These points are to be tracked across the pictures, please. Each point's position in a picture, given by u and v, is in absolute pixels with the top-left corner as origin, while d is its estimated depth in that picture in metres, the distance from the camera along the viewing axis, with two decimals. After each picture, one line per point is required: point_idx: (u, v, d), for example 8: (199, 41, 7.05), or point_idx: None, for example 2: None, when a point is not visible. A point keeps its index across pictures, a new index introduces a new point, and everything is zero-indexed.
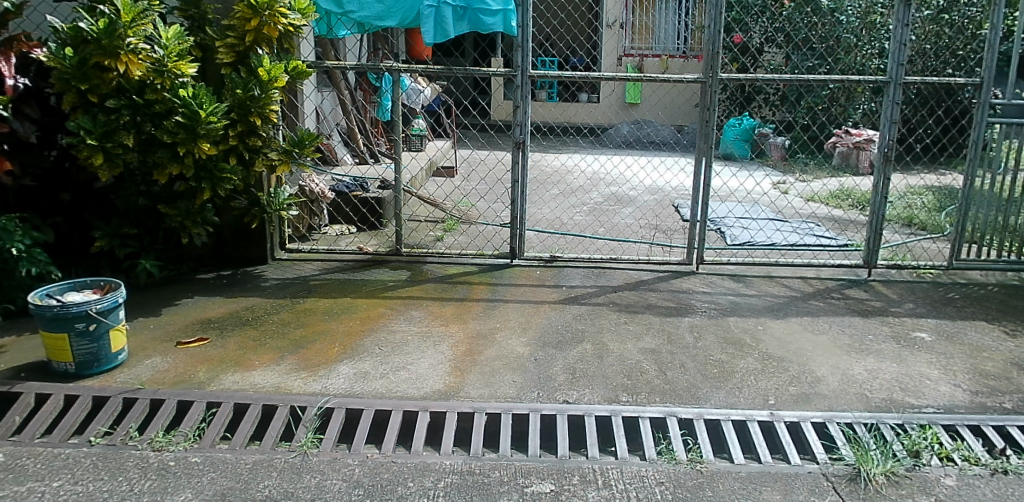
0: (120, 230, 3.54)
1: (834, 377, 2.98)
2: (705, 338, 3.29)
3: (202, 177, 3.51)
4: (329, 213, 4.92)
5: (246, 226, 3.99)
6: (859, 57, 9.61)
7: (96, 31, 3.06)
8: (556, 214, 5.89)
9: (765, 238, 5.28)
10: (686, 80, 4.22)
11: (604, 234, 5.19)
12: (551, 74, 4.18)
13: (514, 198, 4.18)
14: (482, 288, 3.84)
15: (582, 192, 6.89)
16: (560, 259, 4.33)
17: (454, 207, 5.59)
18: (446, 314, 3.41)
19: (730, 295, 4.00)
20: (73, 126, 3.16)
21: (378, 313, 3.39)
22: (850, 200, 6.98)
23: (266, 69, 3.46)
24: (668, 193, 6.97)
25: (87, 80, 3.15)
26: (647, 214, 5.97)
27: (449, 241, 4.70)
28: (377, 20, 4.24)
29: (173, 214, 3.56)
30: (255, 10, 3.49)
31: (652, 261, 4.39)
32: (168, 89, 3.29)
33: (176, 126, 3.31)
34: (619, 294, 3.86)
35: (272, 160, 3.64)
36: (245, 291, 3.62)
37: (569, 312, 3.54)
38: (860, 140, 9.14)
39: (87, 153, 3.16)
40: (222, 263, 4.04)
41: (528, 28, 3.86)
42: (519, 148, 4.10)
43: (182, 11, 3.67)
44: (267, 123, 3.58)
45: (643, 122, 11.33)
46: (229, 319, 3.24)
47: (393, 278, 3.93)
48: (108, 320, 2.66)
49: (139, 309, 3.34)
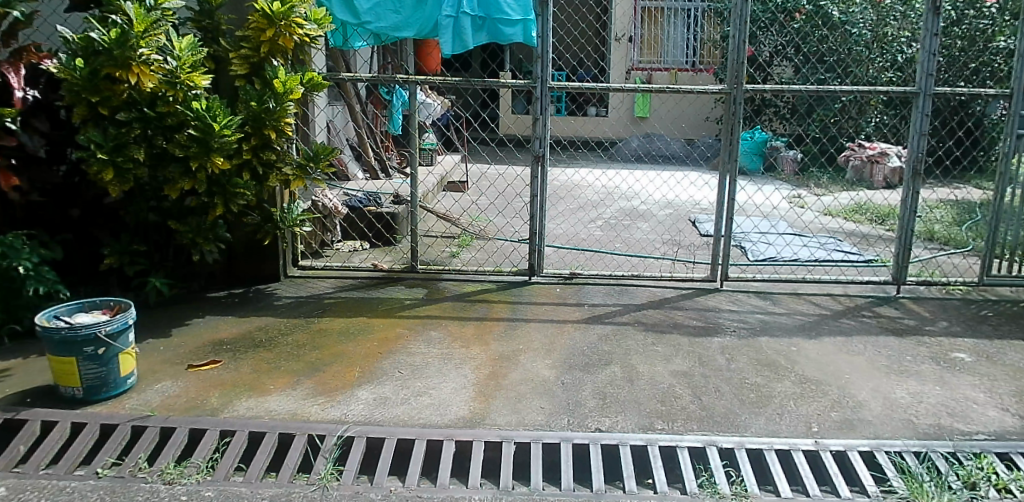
0: (130, 247, 3.44)
1: (877, 402, 2.84)
2: (738, 360, 3.15)
3: (215, 192, 3.41)
4: (343, 229, 4.78)
5: (259, 242, 3.86)
6: (871, 70, 9.51)
7: (108, 42, 2.97)
8: (573, 230, 5.77)
9: (788, 254, 5.15)
10: (709, 91, 4.08)
11: (623, 250, 5.06)
12: (573, 87, 4.03)
13: (533, 213, 4.05)
14: (502, 307, 3.70)
15: (597, 207, 6.78)
16: (581, 275, 4.20)
17: (470, 223, 5.48)
18: (467, 335, 3.28)
19: (758, 314, 3.86)
20: (83, 140, 3.06)
21: (396, 334, 3.25)
22: (868, 214, 6.85)
23: (282, 81, 3.36)
24: (683, 207, 6.86)
25: (97, 92, 3.06)
26: (665, 229, 5.85)
27: (466, 257, 4.59)
28: (394, 32, 4.13)
29: (184, 230, 3.46)
30: (271, 19, 3.38)
31: (675, 278, 4.26)
32: (180, 102, 3.19)
33: (189, 140, 3.22)
34: (643, 313, 3.72)
35: (287, 175, 3.54)
36: (258, 311, 3.50)
37: (594, 332, 3.40)
38: (874, 154, 9.05)
39: (97, 168, 3.07)
40: (233, 280, 3.90)
41: (549, 39, 3.81)
42: (538, 161, 3.98)
43: (196, 21, 3.57)
44: (281, 137, 3.49)
45: (653, 136, 11.26)
46: (241, 340, 3.11)
47: (409, 296, 3.80)
48: (118, 343, 2.54)
49: (148, 329, 3.22)
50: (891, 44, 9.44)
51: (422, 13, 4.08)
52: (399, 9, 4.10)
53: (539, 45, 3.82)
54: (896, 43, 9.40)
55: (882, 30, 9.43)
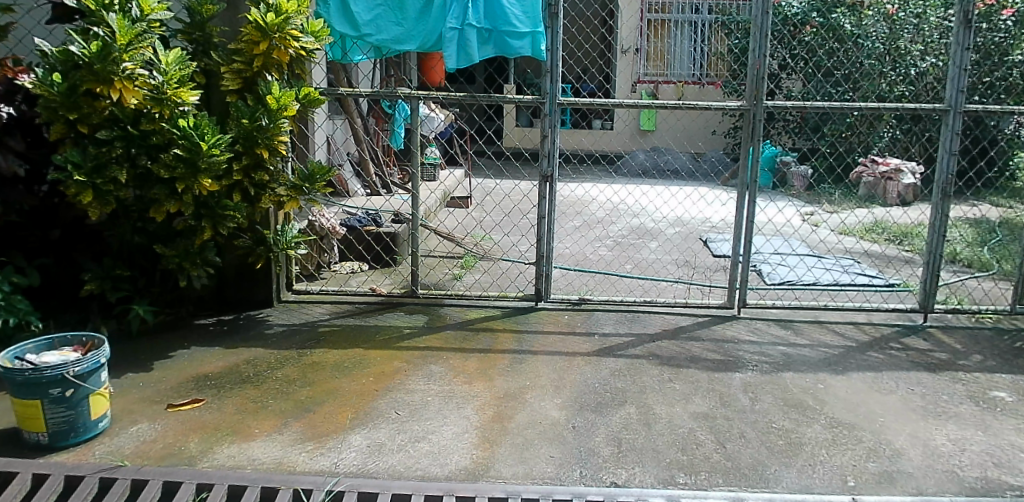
0: (112, 272, 3.23)
1: (916, 451, 2.61)
2: (762, 400, 2.92)
3: (202, 214, 3.20)
4: (340, 250, 4.58)
5: (251, 266, 3.65)
6: (883, 84, 9.27)
7: (89, 55, 2.77)
8: (580, 250, 5.55)
9: (806, 278, 4.93)
10: (726, 108, 3.85)
11: (633, 273, 4.84)
12: (583, 102, 3.82)
13: (540, 235, 3.84)
14: (507, 337, 3.47)
15: (604, 225, 6.56)
16: (590, 301, 3.97)
17: (474, 243, 5.27)
18: (470, 369, 3.05)
19: (780, 345, 3.62)
20: (60, 160, 2.85)
21: (393, 368, 3.03)
22: (885, 234, 6.62)
23: (276, 96, 3.16)
24: (693, 226, 6.63)
25: (76, 109, 2.87)
26: (675, 249, 5.63)
27: (469, 280, 4.38)
28: (396, 45, 3.94)
29: (170, 254, 3.25)
30: (265, 31, 3.19)
31: (690, 305, 4.03)
32: (167, 119, 3.00)
33: (174, 160, 3.01)
34: (658, 344, 3.49)
35: (280, 196, 3.35)
36: (248, 341, 3.28)
37: (606, 367, 3.17)
38: (887, 170, 8.83)
39: (75, 189, 2.86)
40: (223, 306, 3.68)
41: (557, 52, 3.55)
42: (546, 181, 3.77)
43: (185, 34, 3.36)
44: (274, 156, 3.29)
45: (660, 150, 11.06)
46: (226, 375, 2.89)
47: (409, 324, 3.58)
48: (88, 384, 2.34)
49: (129, 361, 3.01)
50: (904, 57, 9.20)
51: (425, 25, 3.89)
52: (401, 22, 3.92)
53: (547, 58, 3.58)
54: (909, 56, 9.17)
55: (896, 43, 9.24)
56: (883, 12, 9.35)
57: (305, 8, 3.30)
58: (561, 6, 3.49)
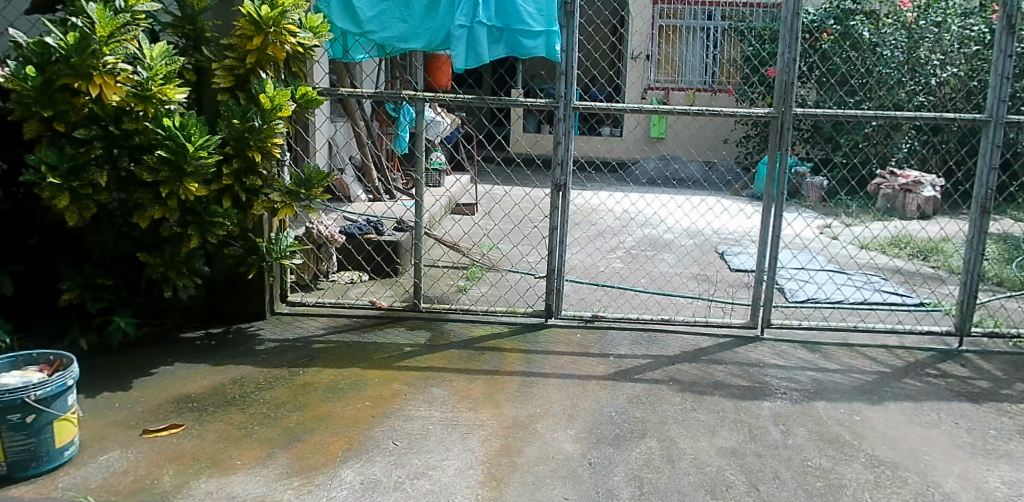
0: (93, 281, 3.00)
1: (968, 495, 2.35)
2: (796, 435, 2.67)
3: (189, 221, 2.97)
4: (339, 260, 4.37)
5: (242, 277, 3.42)
6: (902, 93, 9.00)
7: (65, 47, 2.56)
8: (591, 262, 5.31)
9: (829, 295, 4.68)
10: (752, 115, 3.58)
11: (647, 288, 4.61)
12: (599, 107, 3.59)
13: (552, 248, 3.59)
14: (516, 357, 3.22)
15: (615, 235, 6.32)
16: (604, 319, 3.72)
17: (479, 253, 5.04)
18: (475, 394, 2.80)
19: (810, 371, 3.37)
20: (34, 160, 2.63)
21: (392, 391, 2.78)
22: (909, 249, 6.37)
23: (270, 95, 2.95)
24: (708, 238, 6.40)
25: (52, 106, 2.66)
26: (691, 262, 5.39)
27: (474, 294, 4.15)
28: (400, 43, 3.67)
29: (154, 263, 3.02)
30: (259, 25, 2.97)
31: (710, 323, 3.77)
32: (151, 118, 2.79)
33: (158, 162, 2.79)
34: (678, 367, 3.24)
35: (274, 202, 3.12)
36: (237, 357, 3.04)
37: (623, 393, 2.91)
38: (907, 183, 8.55)
39: (49, 193, 2.63)
40: (212, 318, 3.45)
41: (572, 54, 3.30)
42: (559, 190, 3.52)
43: (175, 28, 3.15)
44: (267, 159, 3.08)
45: (670, 158, 10.82)
46: (210, 397, 2.65)
47: (410, 342, 3.33)
48: (52, 409, 2.08)
49: (106, 378, 2.77)
50: (924, 66, 8.94)
51: (431, 24, 3.63)
52: (406, 18, 3.65)
53: (561, 59, 3.35)
54: (929, 65, 8.90)
55: (916, 53, 8.96)
56: (902, 21, 9.11)
57: (303, 2, 3.09)
58: (577, 4, 3.27)
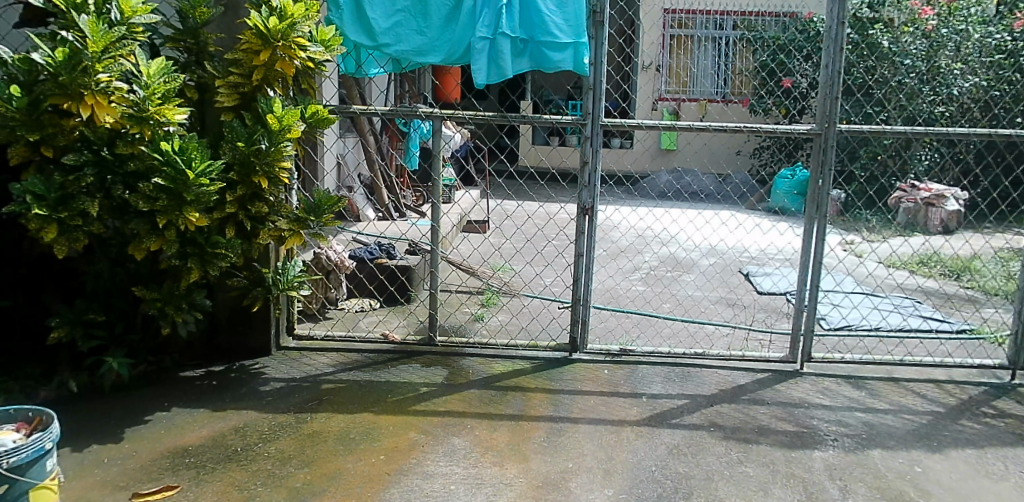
0: (84, 316, 2.77)
1: None
2: (856, 493, 2.41)
3: (189, 252, 2.74)
4: (347, 287, 4.14)
5: (248, 310, 3.19)
6: (921, 103, 8.67)
7: (53, 64, 2.33)
8: (611, 284, 5.06)
9: (864, 322, 4.43)
10: (794, 132, 3.31)
11: (673, 314, 4.37)
12: (630, 125, 3.36)
13: (577, 277, 3.35)
14: (541, 399, 2.96)
15: (634, 254, 6.08)
16: (632, 353, 3.47)
17: (494, 275, 4.81)
18: (499, 444, 2.55)
19: (858, 411, 3.10)
20: (19, 189, 2.40)
21: (408, 441, 2.53)
22: (939, 267, 6.08)
23: (277, 116, 2.71)
24: (730, 256, 6.15)
25: (40, 129, 2.44)
26: (716, 284, 5.15)
27: (491, 324, 3.92)
28: (417, 57, 3.41)
29: (151, 298, 2.79)
30: (267, 39, 2.75)
31: (746, 357, 3.52)
32: (148, 141, 2.56)
33: (156, 190, 2.56)
34: (717, 410, 2.98)
35: (281, 230, 2.89)
36: (239, 401, 2.80)
37: (661, 441, 2.66)
38: (929, 196, 8.25)
39: (35, 224, 2.40)
40: (215, 355, 3.21)
41: (602, 67, 3.22)
42: (585, 213, 3.29)
43: (175, 42, 2.92)
44: (275, 185, 2.85)
45: (682, 171, 10.57)
46: (208, 450, 2.40)
47: (426, 381, 3.08)
48: (27, 477, 1.83)
49: (95, 427, 2.53)
50: (944, 76, 8.66)
51: (451, 35, 3.37)
52: (423, 30, 3.39)
53: (591, 73, 3.24)
54: (949, 75, 8.64)
55: (936, 61, 8.66)
56: (922, 29, 8.73)
57: (313, 13, 2.86)
58: (608, 14, 3.24)
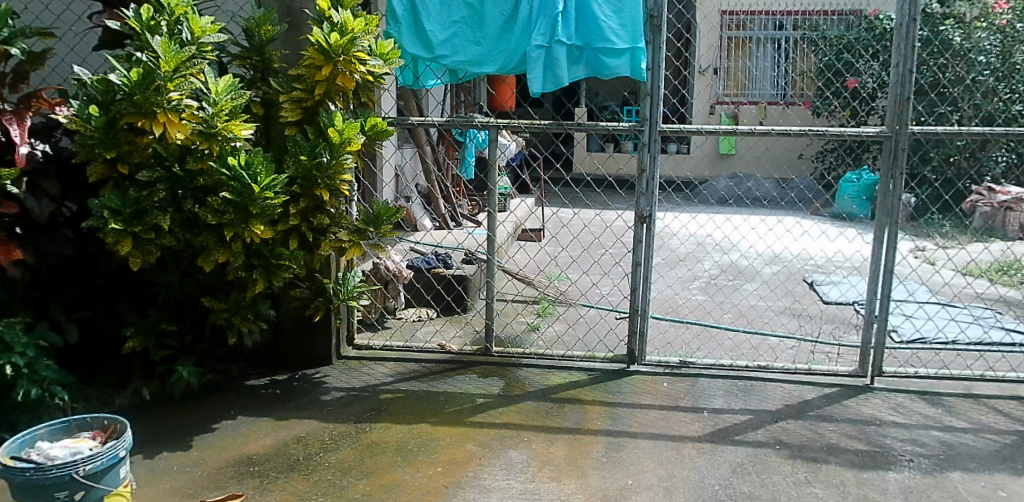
0: (157, 326, 2.88)
1: None
2: None
3: (254, 264, 2.81)
4: (405, 296, 4.20)
5: (310, 319, 3.26)
6: (997, 102, 8.22)
7: (129, 84, 2.43)
8: (669, 293, 4.96)
9: (939, 334, 4.21)
10: (863, 135, 3.17)
11: (734, 325, 4.26)
12: (691, 131, 3.29)
13: (635, 288, 3.30)
14: (599, 412, 2.92)
15: (692, 262, 5.97)
16: (692, 365, 3.39)
17: (550, 284, 4.79)
18: (556, 459, 2.52)
19: (934, 430, 2.94)
20: (97, 205, 2.51)
21: (465, 454, 2.53)
22: (1021, 275, 5.74)
23: (338, 129, 2.77)
24: (793, 264, 5.96)
25: (116, 147, 2.56)
26: (779, 294, 5.00)
27: (548, 334, 3.90)
28: (473, 67, 3.43)
29: (219, 309, 2.88)
30: (328, 54, 2.80)
31: (812, 371, 3.39)
32: (216, 156, 2.65)
33: (223, 204, 2.64)
34: (782, 426, 2.88)
35: (341, 242, 2.94)
36: (301, 409, 2.86)
37: (724, 459, 2.58)
38: (1008, 199, 7.81)
39: (112, 238, 2.51)
40: (279, 363, 3.30)
41: (659, 72, 3.14)
42: (644, 222, 3.24)
43: (242, 59, 3.02)
44: (336, 197, 2.90)
45: (742, 176, 10.33)
46: (273, 459, 2.45)
47: (483, 392, 3.08)
48: (101, 484, 1.91)
49: (166, 434, 2.62)
50: (1021, 73, 8.23)
51: (507, 44, 3.37)
52: (480, 41, 3.40)
53: (647, 78, 3.17)
54: None
55: (1012, 58, 8.23)
56: (997, 24, 8.36)
57: (373, 27, 2.91)
58: (665, 19, 3.13)
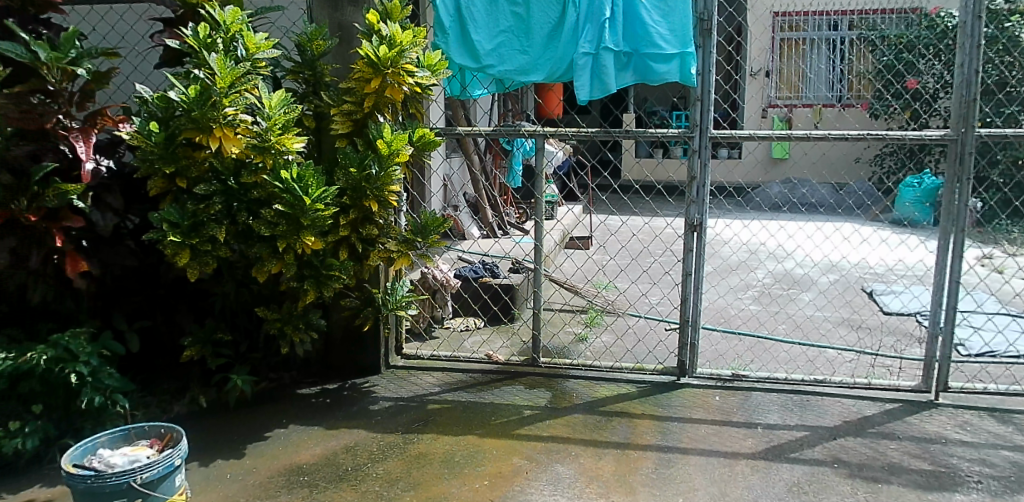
0: (213, 336, 2.96)
1: None
2: None
3: (306, 275, 2.86)
4: (452, 305, 4.22)
5: (359, 329, 3.30)
6: None
7: (187, 100, 2.51)
8: (721, 303, 4.85)
9: (1010, 348, 4.00)
10: (925, 138, 3.04)
11: (789, 337, 4.13)
12: (743, 137, 3.21)
13: (685, 298, 3.23)
14: (648, 426, 2.87)
15: (745, 271, 5.83)
16: (744, 379, 3.29)
17: (598, 293, 4.75)
18: (604, 474, 2.48)
19: (1006, 450, 2.78)
20: (157, 218, 2.60)
21: (511, 467, 2.52)
22: None
23: (387, 141, 2.80)
24: (851, 273, 5.76)
25: (174, 161, 2.64)
26: (836, 304, 4.83)
27: (595, 345, 3.86)
28: (520, 76, 3.42)
29: (272, 318, 2.95)
30: (377, 67, 2.84)
31: (872, 386, 3.26)
32: (269, 170, 2.71)
33: (276, 216, 2.70)
34: (840, 444, 2.77)
35: (390, 252, 2.97)
36: (350, 419, 2.89)
37: (779, 478, 2.49)
38: None
39: (171, 250, 2.59)
40: (330, 372, 3.35)
41: (710, 76, 3.07)
42: (694, 230, 3.17)
43: (295, 74, 3.09)
44: (384, 208, 2.93)
45: (796, 181, 10.06)
46: (322, 469, 2.49)
47: (530, 404, 3.06)
48: (157, 493, 1.96)
49: (221, 442, 2.68)
50: None
51: (554, 52, 3.36)
52: (526, 49, 3.40)
53: (697, 83, 3.11)
54: None
55: None
56: None
57: (421, 39, 2.94)
58: (716, 22, 3.08)
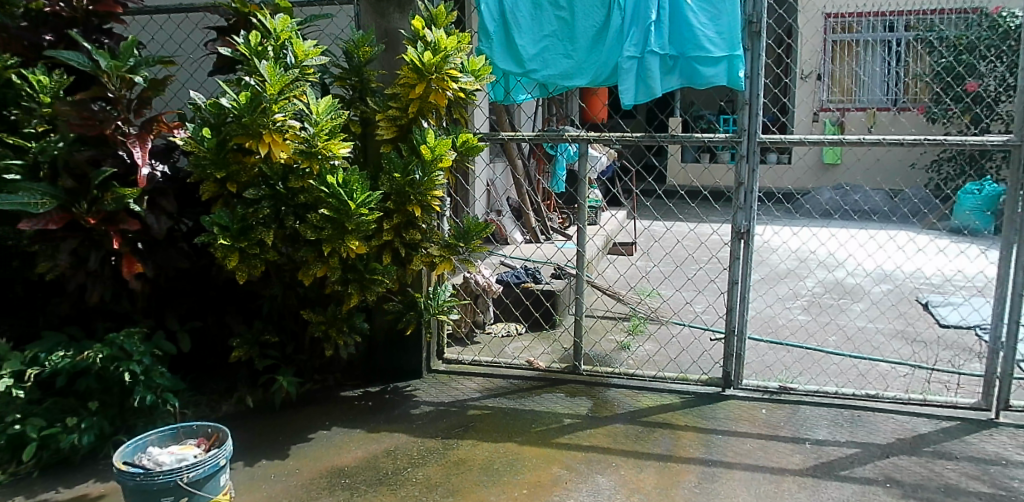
0: (260, 338, 3.03)
1: None
2: None
3: (350, 278, 2.90)
4: (494, 311, 4.21)
5: (402, 332, 3.33)
6: None
7: (238, 107, 2.57)
8: (768, 313, 4.73)
9: None
10: (987, 143, 2.90)
11: (840, 349, 4.00)
12: (792, 142, 3.13)
13: (731, 308, 3.16)
14: (692, 438, 2.81)
15: (794, 279, 5.67)
16: (793, 392, 3.20)
17: (641, 301, 4.69)
18: (645, 487, 2.44)
19: None
20: (209, 221, 2.67)
21: (551, 476, 2.50)
22: None
23: (430, 146, 2.82)
24: (907, 283, 5.55)
25: (225, 167, 2.71)
26: (889, 316, 4.66)
27: (638, 354, 3.80)
28: (564, 80, 3.40)
29: (317, 321, 2.99)
30: (422, 73, 2.86)
31: (928, 402, 3.13)
32: (316, 175, 2.75)
33: (322, 220, 2.74)
34: (893, 462, 2.66)
35: (432, 256, 2.98)
36: (392, 422, 2.92)
37: (828, 496, 2.41)
38: None
39: (221, 253, 2.66)
40: (373, 376, 3.38)
41: (761, 79, 3.04)
42: (741, 238, 3.10)
43: (342, 80, 3.14)
44: (427, 213, 2.95)
45: (849, 188, 9.77)
46: (363, 472, 2.51)
47: (570, 412, 3.03)
48: (202, 491, 2.01)
49: (266, 442, 2.74)
50: None
51: (598, 57, 3.33)
52: (571, 54, 3.38)
53: (746, 87, 3.05)
54: None
55: None
56: None
57: (466, 44, 2.94)
58: (766, 24, 3.04)
